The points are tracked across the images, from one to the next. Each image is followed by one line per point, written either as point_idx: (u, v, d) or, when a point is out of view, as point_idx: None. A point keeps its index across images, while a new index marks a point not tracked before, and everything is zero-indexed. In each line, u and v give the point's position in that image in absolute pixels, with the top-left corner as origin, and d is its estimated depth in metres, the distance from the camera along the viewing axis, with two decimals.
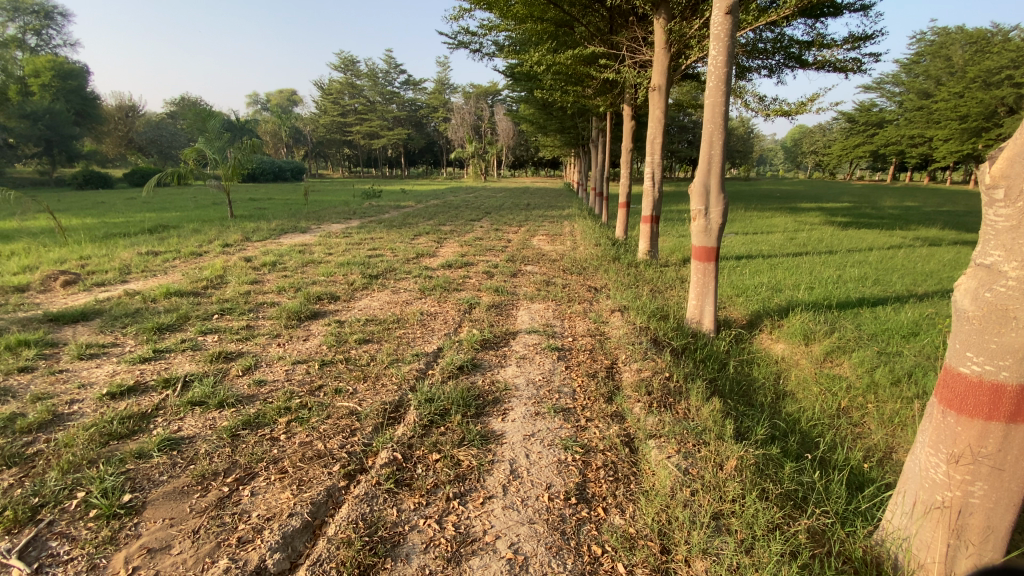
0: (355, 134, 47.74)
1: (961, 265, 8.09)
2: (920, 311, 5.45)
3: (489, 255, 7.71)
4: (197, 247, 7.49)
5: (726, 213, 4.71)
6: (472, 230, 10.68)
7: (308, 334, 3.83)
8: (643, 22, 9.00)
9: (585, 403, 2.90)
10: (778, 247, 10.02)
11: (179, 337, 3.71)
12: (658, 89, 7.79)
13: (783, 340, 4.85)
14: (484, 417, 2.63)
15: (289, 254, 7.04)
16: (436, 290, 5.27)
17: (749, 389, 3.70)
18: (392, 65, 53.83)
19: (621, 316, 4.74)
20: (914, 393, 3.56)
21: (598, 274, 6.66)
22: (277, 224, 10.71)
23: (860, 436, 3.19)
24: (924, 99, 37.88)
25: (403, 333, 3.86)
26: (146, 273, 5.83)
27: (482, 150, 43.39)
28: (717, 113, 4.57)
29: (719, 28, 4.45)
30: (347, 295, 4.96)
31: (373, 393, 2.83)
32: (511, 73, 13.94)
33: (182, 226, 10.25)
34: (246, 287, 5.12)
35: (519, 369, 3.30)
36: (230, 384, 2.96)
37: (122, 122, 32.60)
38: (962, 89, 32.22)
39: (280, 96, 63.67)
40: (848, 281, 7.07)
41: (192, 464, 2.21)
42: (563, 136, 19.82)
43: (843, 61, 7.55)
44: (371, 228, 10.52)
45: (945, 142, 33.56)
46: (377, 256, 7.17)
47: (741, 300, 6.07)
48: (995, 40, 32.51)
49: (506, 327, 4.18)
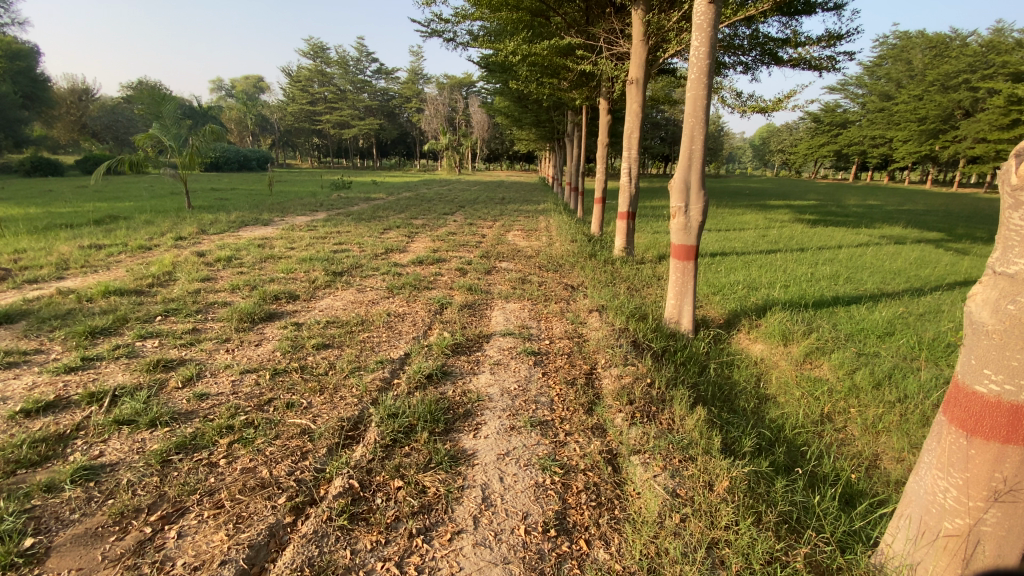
0: (325, 123, 46.46)
1: (927, 263, 8.25)
2: (892, 311, 5.45)
3: (463, 250, 7.45)
4: (147, 240, 6.96)
5: (706, 210, 4.54)
6: (445, 224, 10.35)
7: (261, 339, 3.49)
8: (621, 14, 8.81)
9: (564, 414, 2.68)
10: (751, 245, 10.05)
11: (113, 342, 3.33)
12: (635, 82, 7.66)
13: (761, 340, 4.75)
14: (454, 434, 2.38)
15: (248, 248, 6.60)
16: (405, 289, 4.97)
17: (731, 394, 3.57)
18: (363, 53, 52.49)
19: (599, 316, 4.56)
20: (895, 397, 3.48)
21: (574, 271, 6.47)
22: (238, 215, 10.16)
23: (843, 444, 3.08)
24: (885, 101, 39.33)
25: (368, 337, 3.58)
26: (86, 269, 5.33)
27: (457, 143, 42.93)
28: (698, 107, 4.42)
29: (701, 18, 4.28)
30: (308, 294, 4.62)
31: (330, 408, 2.55)
32: (486, 63, 13.59)
33: (134, 217, 9.60)
34: (196, 284, 4.72)
35: (494, 376, 3.06)
36: (168, 398, 2.63)
37: (75, 106, 30.70)
38: (923, 92, 33.57)
39: (246, 82, 61.43)
40: (821, 279, 7.08)
41: (111, 498, 1.90)
42: (538, 130, 19.59)
43: (817, 58, 7.54)
44: (338, 221, 10.09)
45: (904, 143, 35.05)
46: (343, 251, 6.82)
47: (718, 299, 5.98)
48: (953, 45, 33.97)
49: (480, 329, 3.94)
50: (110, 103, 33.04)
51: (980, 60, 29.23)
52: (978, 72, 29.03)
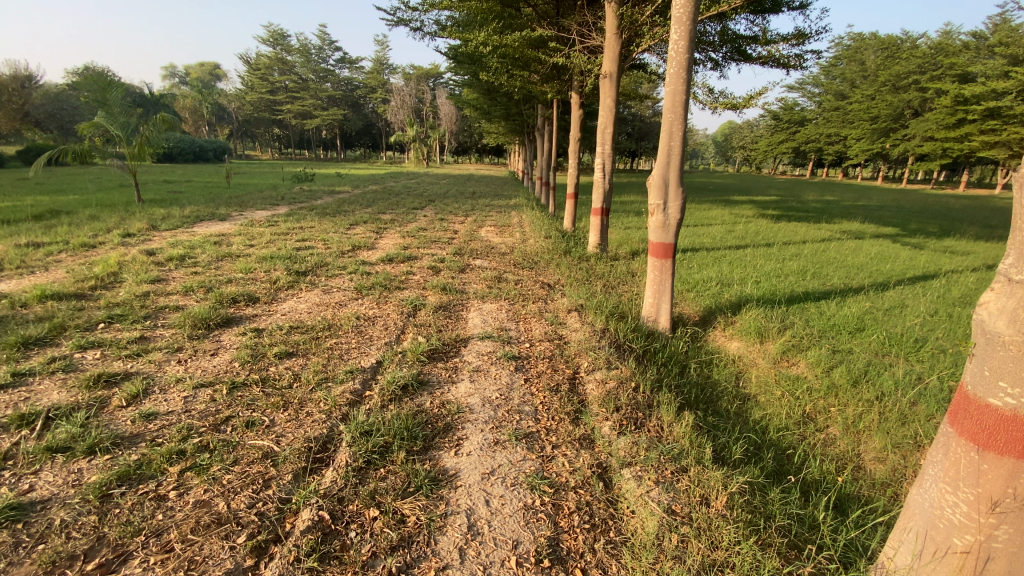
0: (286, 113, 44.84)
1: (887, 258, 8.49)
2: (861, 306, 5.55)
3: (435, 247, 7.22)
4: (90, 238, 6.42)
5: (684, 208, 4.47)
6: (415, 219, 10.06)
7: (217, 347, 3.21)
8: (593, 6, 8.66)
9: (549, 425, 2.54)
10: (720, 241, 10.16)
11: (48, 354, 2.96)
12: (608, 76, 7.57)
13: (738, 338, 4.73)
14: (434, 452, 2.20)
15: (203, 246, 6.17)
16: (375, 289, 4.72)
17: (713, 395, 3.51)
18: (324, 41, 50.76)
19: (577, 316, 4.44)
20: (873, 394, 3.48)
21: (549, 268, 6.35)
22: (192, 210, 9.57)
23: (825, 445, 3.05)
24: (840, 100, 40.88)
25: (336, 344, 3.34)
26: (20, 269, 4.82)
27: (425, 135, 42.21)
28: (677, 102, 4.33)
29: (681, 11, 4.19)
30: (269, 296, 4.32)
31: (296, 426, 2.32)
32: (455, 54, 13.25)
33: (78, 212, 8.89)
34: (145, 287, 4.34)
35: (473, 384, 2.89)
36: (109, 419, 2.32)
37: (17, 94, 27.97)
38: (875, 92, 34.99)
39: (201, 69, 58.54)
40: (790, 274, 7.17)
41: (42, 543, 1.62)
42: (507, 123, 19.36)
43: (786, 56, 7.61)
44: (301, 216, 9.64)
45: (858, 141, 36.56)
46: (307, 248, 6.49)
47: (693, 296, 5.96)
48: (902, 47, 35.53)
49: (455, 332, 3.75)
50: (52, 89, 30.86)
51: (929, 62, 30.58)
52: (926, 74, 30.47)
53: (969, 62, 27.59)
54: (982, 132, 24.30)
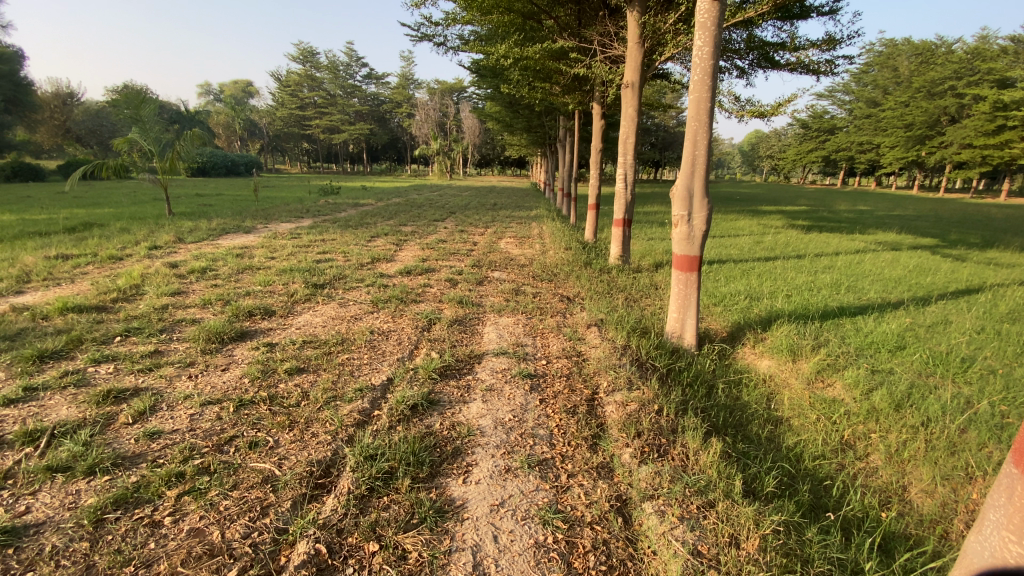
0: (315, 128, 46.07)
1: (926, 271, 8.08)
2: (900, 322, 5.22)
3: (453, 259, 7.16)
4: (119, 250, 6.58)
5: (711, 219, 4.28)
6: (435, 231, 10.06)
7: (229, 362, 3.17)
8: (615, 16, 8.57)
9: (565, 450, 2.39)
10: (748, 252, 9.84)
11: (62, 368, 2.95)
12: (630, 86, 7.44)
13: (769, 355, 4.49)
14: (441, 480, 2.08)
15: (225, 258, 6.25)
16: (391, 302, 4.66)
17: (742, 418, 3.30)
18: (352, 59, 52.16)
19: (598, 331, 4.28)
20: (918, 420, 3.20)
21: (569, 281, 6.21)
22: (219, 222, 9.79)
23: (866, 476, 2.81)
24: (872, 107, 39.82)
25: (347, 359, 3.27)
26: (47, 281, 4.91)
27: (448, 147, 42.80)
28: (701, 110, 4.17)
29: (705, 16, 4.06)
30: (285, 309, 4.30)
31: (300, 448, 2.24)
32: (477, 68, 13.34)
33: (110, 224, 9.16)
34: (165, 300, 4.37)
35: (485, 404, 2.76)
36: (114, 437, 2.28)
37: (59, 110, 29.53)
38: (909, 99, 33.98)
39: (235, 87, 60.78)
40: (822, 288, 6.85)
41: (28, 572, 1.55)
42: (529, 135, 19.36)
43: (816, 62, 7.36)
44: (323, 228, 9.75)
45: (892, 149, 35.46)
46: (327, 260, 6.50)
47: (720, 310, 5.73)
48: (937, 52, 34.51)
49: (470, 348, 3.64)
50: (95, 108, 32.32)
51: (965, 68, 29.79)
52: (963, 79, 29.55)
53: (1009, 67, 26.78)
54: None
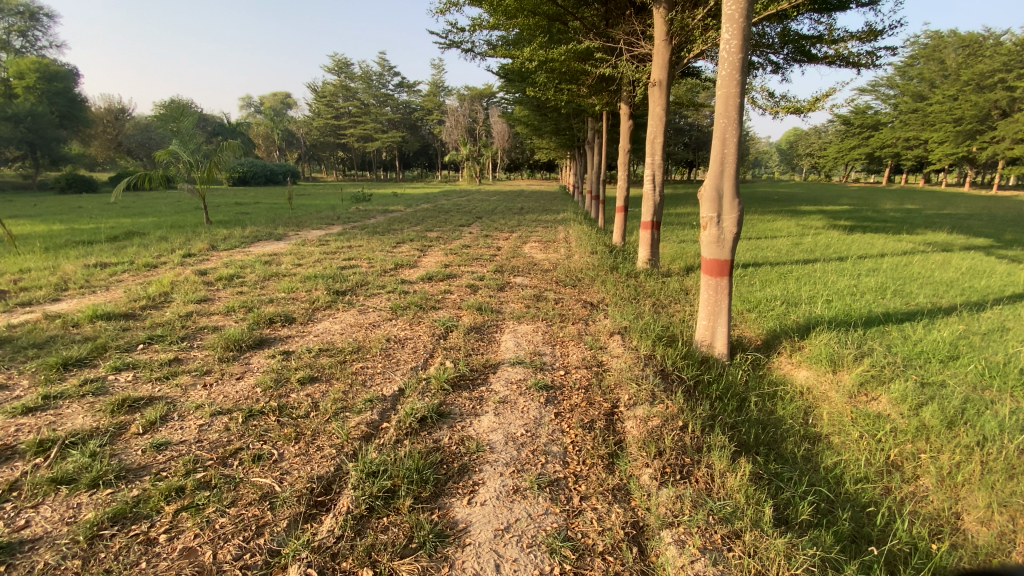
0: (349, 136, 47.28)
1: (981, 273, 7.50)
2: (954, 329, 4.82)
3: (476, 264, 7.11)
4: (155, 258, 6.81)
5: (742, 221, 4.05)
6: (460, 236, 10.06)
7: (244, 371, 3.17)
8: (642, 14, 8.37)
9: (579, 470, 2.25)
10: (785, 255, 9.39)
11: (82, 376, 3.00)
12: (658, 84, 7.20)
13: (807, 366, 4.20)
14: (444, 501, 1.97)
15: (253, 265, 6.38)
16: (410, 309, 4.61)
17: (776, 435, 3.07)
18: (385, 68, 53.32)
19: (621, 340, 4.10)
20: (973, 438, 2.86)
21: (594, 286, 6.04)
22: (252, 230, 10.07)
23: (913, 502, 2.53)
24: (919, 101, 37.93)
25: (361, 367, 3.21)
26: (84, 289, 5.10)
27: (477, 153, 43.14)
28: (730, 106, 3.95)
29: (732, 8, 3.84)
30: (306, 316, 4.30)
31: (303, 462, 2.18)
32: (504, 72, 13.33)
33: (150, 233, 9.54)
34: (190, 307, 4.46)
35: (497, 418, 2.64)
36: (122, 448, 2.28)
37: (111, 126, 31.43)
38: (957, 92, 32.17)
39: (274, 99, 63.07)
40: (866, 292, 6.45)
41: None
42: (557, 138, 19.23)
43: (856, 55, 6.95)
44: (351, 234, 9.88)
45: (940, 144, 33.68)
46: (352, 267, 6.54)
47: (754, 317, 5.45)
48: (988, 42, 32.64)
49: (486, 357, 3.53)
50: (143, 122, 34.10)
51: (1015, 59, 28.14)
52: (1016, 70, 27.97)
53: None
54: None
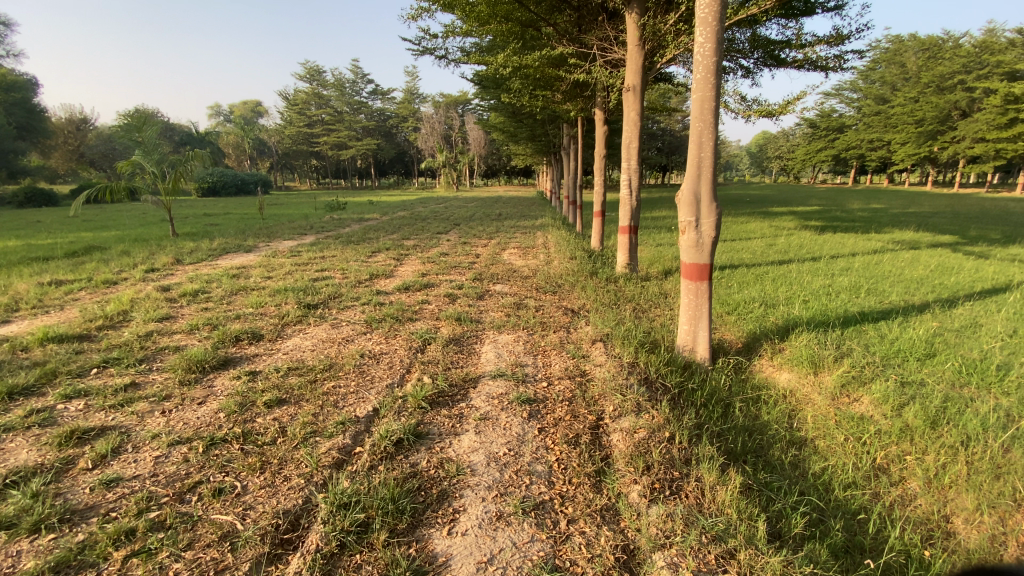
0: (322, 144, 46.60)
1: (949, 270, 7.70)
2: (928, 326, 4.88)
3: (454, 273, 6.97)
4: (115, 274, 6.49)
5: (720, 224, 4.02)
6: (438, 244, 9.90)
7: (207, 395, 2.97)
8: (614, 20, 8.33)
9: (565, 490, 2.14)
10: (761, 256, 9.51)
11: (28, 406, 2.77)
12: (632, 89, 7.23)
13: (788, 368, 4.19)
14: (422, 532, 1.83)
15: (220, 279, 6.12)
16: (386, 322, 4.45)
17: (763, 442, 3.02)
18: (358, 75, 52.86)
19: (604, 347, 4.02)
20: (957, 438, 2.85)
21: (574, 292, 5.98)
22: (221, 242, 9.73)
23: (903, 507, 2.50)
24: (881, 104, 39.35)
25: (333, 387, 3.05)
26: (36, 309, 4.81)
27: (454, 160, 43.02)
28: (706, 109, 3.93)
29: (705, 11, 3.83)
30: (275, 333, 4.11)
31: (269, 495, 2.02)
32: (478, 79, 13.28)
33: (111, 247, 9.13)
34: (151, 326, 4.23)
35: (478, 437, 2.52)
36: (69, 486, 2.09)
37: (73, 136, 30.34)
38: (918, 94, 33.52)
39: (245, 107, 61.85)
40: (841, 292, 6.53)
41: None
42: (532, 144, 19.24)
43: (823, 59, 7.10)
44: (325, 245, 9.62)
45: (902, 145, 34.98)
46: (324, 279, 6.33)
47: (734, 319, 5.45)
48: (946, 46, 34.03)
49: (465, 370, 3.41)
50: (107, 132, 32.97)
51: (973, 61, 29.43)
52: (974, 72, 29.27)
53: (1018, 58, 26.51)
54: None
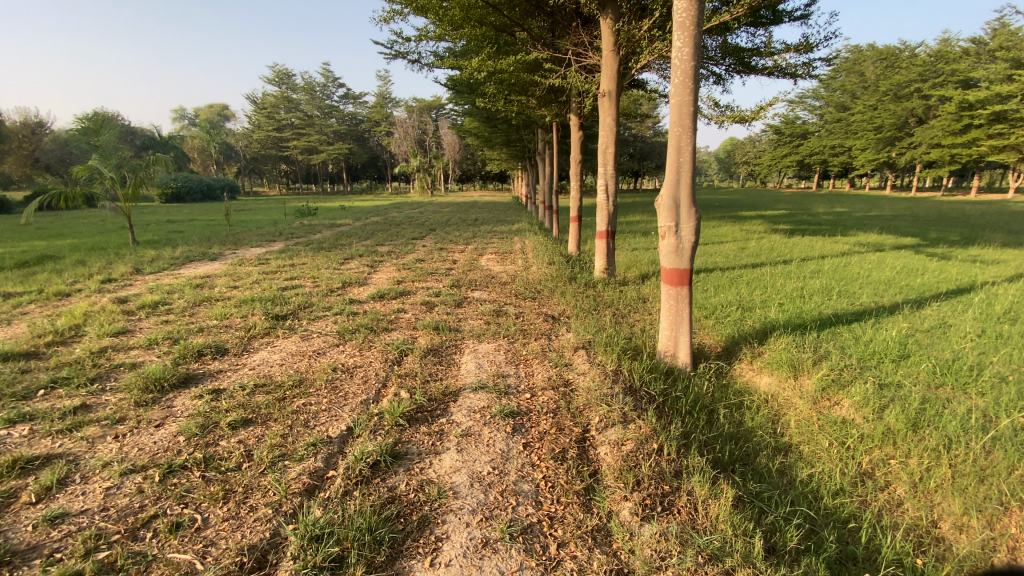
0: (292, 149, 45.63)
1: (914, 271, 7.95)
2: (900, 328, 4.98)
3: (431, 280, 6.82)
4: (68, 285, 6.10)
5: (699, 229, 3.99)
6: (413, 250, 9.72)
7: (166, 416, 2.75)
8: (588, 26, 8.24)
9: (553, 511, 2.04)
10: (734, 259, 9.66)
11: None
12: (607, 94, 7.24)
13: (768, 371, 4.19)
14: (403, 565, 1.70)
15: (182, 290, 5.81)
16: (360, 333, 4.28)
17: (749, 449, 2.98)
18: (329, 79, 52.03)
19: (586, 355, 3.95)
20: (939, 441, 2.86)
21: (553, 298, 5.90)
22: (184, 250, 9.31)
23: (890, 513, 2.48)
24: (842, 111, 40.89)
25: (304, 404, 2.87)
26: None
27: (428, 165, 42.71)
28: (684, 114, 3.91)
29: (683, 15, 3.82)
30: (240, 346, 3.88)
31: (233, 528, 1.84)
32: (452, 83, 13.17)
33: (65, 257, 8.63)
34: (105, 341, 3.95)
35: (460, 455, 2.39)
36: (8, 525, 1.87)
37: (26, 139, 28.88)
38: (877, 102, 34.95)
39: (211, 111, 60.18)
40: (814, 294, 6.63)
41: None
42: (507, 149, 19.21)
43: (792, 66, 7.25)
44: (295, 252, 9.32)
45: (863, 151, 36.37)
46: (294, 288, 6.09)
47: (712, 323, 5.46)
48: (901, 56, 35.59)
49: (445, 384, 3.26)
50: (64, 136, 31.51)
51: (929, 70, 30.83)
52: (929, 81, 30.69)
53: (970, 68, 27.91)
54: (989, 135, 25.70)
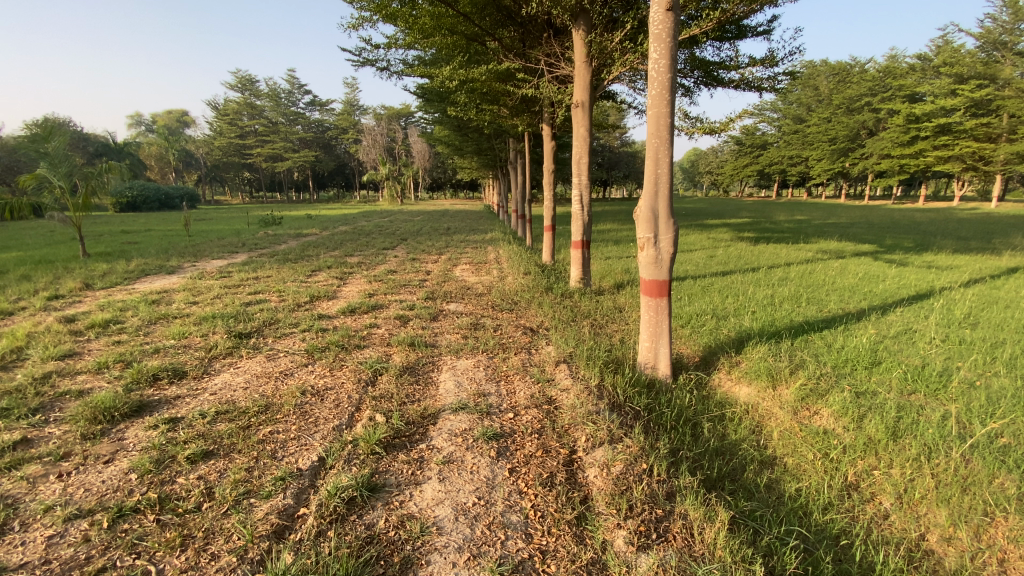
0: (256, 156, 44.36)
1: (875, 277, 8.21)
2: (869, 334, 5.09)
3: (404, 292, 6.63)
4: (9, 303, 5.64)
5: (678, 240, 3.97)
6: (384, 261, 9.48)
7: (118, 450, 2.51)
8: (560, 36, 8.22)
9: (544, 543, 1.92)
10: (704, 268, 9.81)
11: None
12: (580, 105, 7.25)
13: (747, 381, 4.19)
14: None
15: (137, 307, 5.44)
16: (329, 351, 4.06)
17: (735, 464, 2.94)
18: (294, 86, 50.97)
19: (567, 369, 3.86)
20: (919, 450, 2.88)
21: (531, 309, 5.82)
22: (139, 263, 8.81)
23: (879, 526, 2.46)
24: (799, 123, 42.67)
25: (272, 433, 2.67)
26: None
27: (396, 173, 42.20)
28: (661, 125, 3.89)
29: (659, 27, 3.82)
30: (200, 369, 3.63)
31: None
32: (422, 92, 13.01)
33: (5, 271, 8.02)
34: (49, 366, 3.62)
35: (441, 485, 2.25)
36: None
37: None
38: (830, 115, 36.63)
39: (170, 117, 58.07)
40: (783, 302, 6.76)
41: None
42: (478, 158, 19.13)
43: (758, 79, 7.43)
44: (260, 264, 8.94)
45: (818, 162, 37.99)
46: (259, 303, 5.80)
47: (688, 333, 5.47)
48: (852, 71, 37.46)
49: (423, 406, 3.10)
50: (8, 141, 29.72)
51: (878, 85, 32.55)
52: (878, 95, 32.41)
53: (916, 83, 29.60)
54: (934, 147, 27.25)
